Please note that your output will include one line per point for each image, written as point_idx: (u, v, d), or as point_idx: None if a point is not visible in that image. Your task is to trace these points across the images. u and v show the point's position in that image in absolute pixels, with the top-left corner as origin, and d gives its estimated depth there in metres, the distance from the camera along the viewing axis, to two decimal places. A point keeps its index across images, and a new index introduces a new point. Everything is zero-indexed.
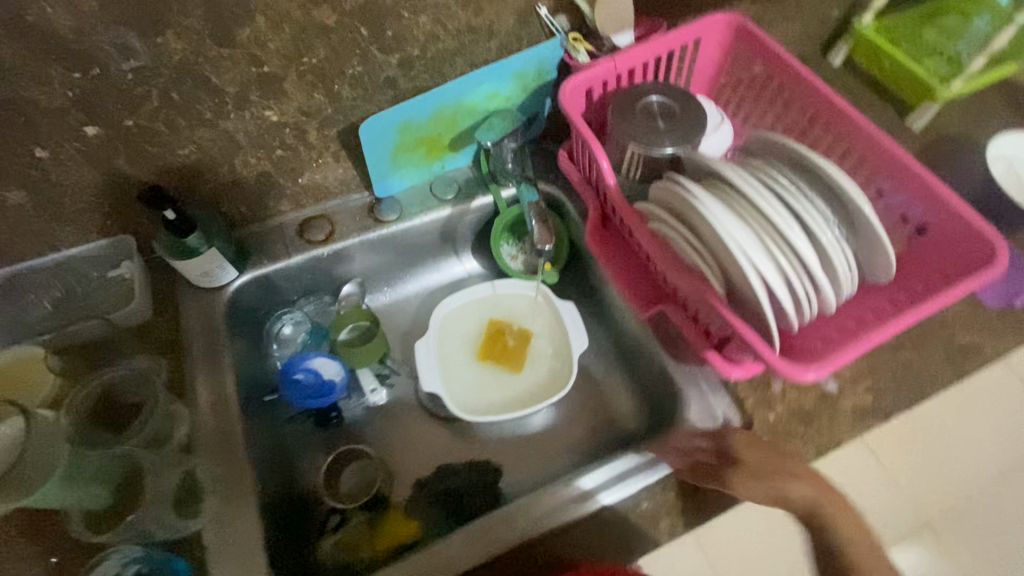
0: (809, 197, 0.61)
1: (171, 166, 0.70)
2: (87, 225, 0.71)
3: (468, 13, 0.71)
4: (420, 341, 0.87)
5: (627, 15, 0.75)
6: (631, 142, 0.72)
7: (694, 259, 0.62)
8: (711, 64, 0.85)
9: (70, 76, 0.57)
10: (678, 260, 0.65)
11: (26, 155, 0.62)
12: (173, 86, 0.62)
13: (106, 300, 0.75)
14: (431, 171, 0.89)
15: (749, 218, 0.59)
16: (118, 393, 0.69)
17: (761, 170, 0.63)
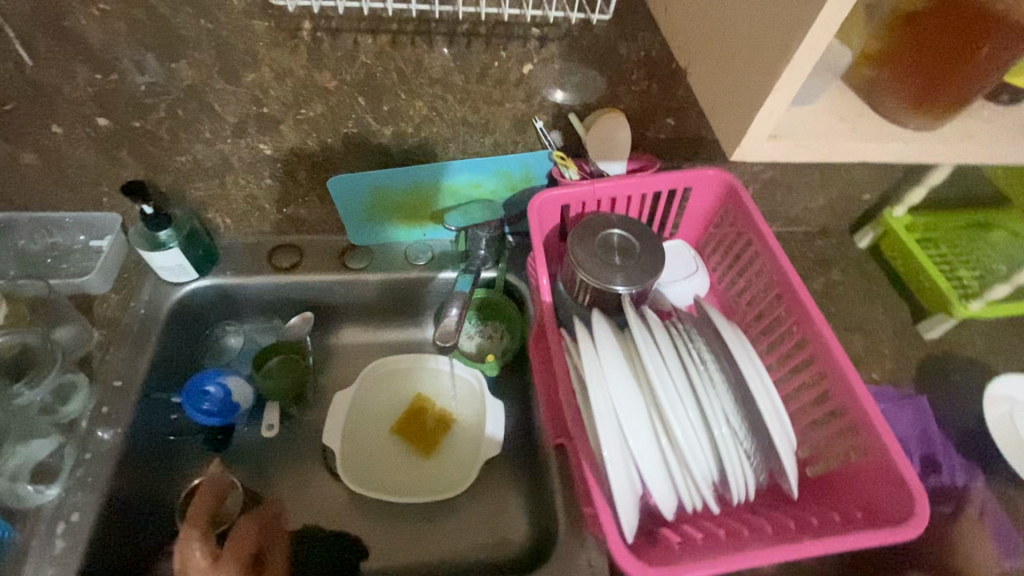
0: (716, 379, 0.57)
1: (167, 169, 0.77)
2: (83, 196, 0.79)
3: (465, 109, 0.75)
4: (342, 392, 0.88)
5: (619, 147, 0.78)
6: (579, 269, 0.71)
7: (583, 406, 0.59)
8: (703, 214, 0.84)
9: (92, 76, 0.65)
10: (574, 403, 0.61)
11: (44, 128, 0.70)
12: (179, 104, 0.69)
13: (77, 263, 0.82)
14: (410, 235, 0.92)
15: (642, 381, 0.56)
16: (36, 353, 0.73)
17: (679, 335, 0.60)
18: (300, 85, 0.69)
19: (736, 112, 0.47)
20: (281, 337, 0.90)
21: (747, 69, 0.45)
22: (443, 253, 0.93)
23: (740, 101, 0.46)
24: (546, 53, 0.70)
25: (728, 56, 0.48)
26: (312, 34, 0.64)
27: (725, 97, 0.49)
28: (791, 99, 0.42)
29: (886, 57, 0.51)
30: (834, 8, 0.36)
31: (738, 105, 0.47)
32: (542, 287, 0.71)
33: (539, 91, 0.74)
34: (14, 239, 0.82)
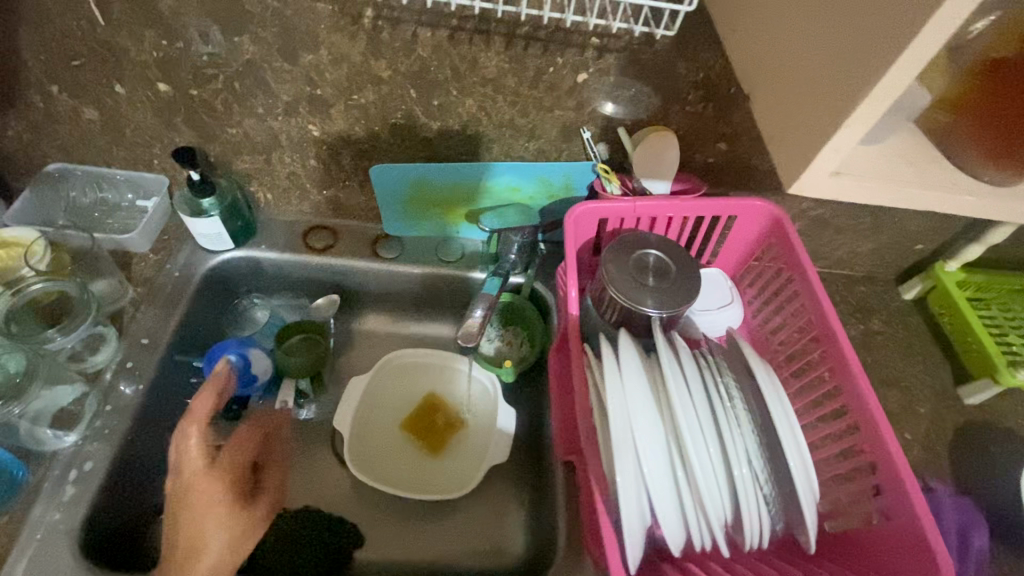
0: (741, 417, 0.55)
1: (217, 138, 0.78)
2: (136, 157, 0.82)
3: (514, 112, 0.75)
4: (357, 377, 0.88)
5: (666, 166, 0.77)
6: (610, 285, 0.70)
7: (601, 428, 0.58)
8: (745, 245, 0.81)
9: (159, 42, 0.67)
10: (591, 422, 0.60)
11: (108, 87, 0.72)
12: (237, 77, 0.71)
13: (122, 221, 0.85)
14: (444, 231, 0.92)
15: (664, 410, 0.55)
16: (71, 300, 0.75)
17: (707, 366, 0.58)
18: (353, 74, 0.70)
19: (801, 146, 0.47)
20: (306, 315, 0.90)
21: (815, 102, 0.45)
22: (474, 253, 0.93)
23: (806, 133, 0.46)
24: (603, 64, 0.68)
25: (794, 88, 0.47)
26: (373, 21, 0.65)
27: (788, 128, 0.48)
28: (861, 135, 0.42)
29: (965, 102, 0.49)
30: (915, 53, 0.36)
31: (803, 138, 0.47)
32: (571, 300, 0.69)
33: (590, 102, 0.73)
34: (64, 190, 0.85)
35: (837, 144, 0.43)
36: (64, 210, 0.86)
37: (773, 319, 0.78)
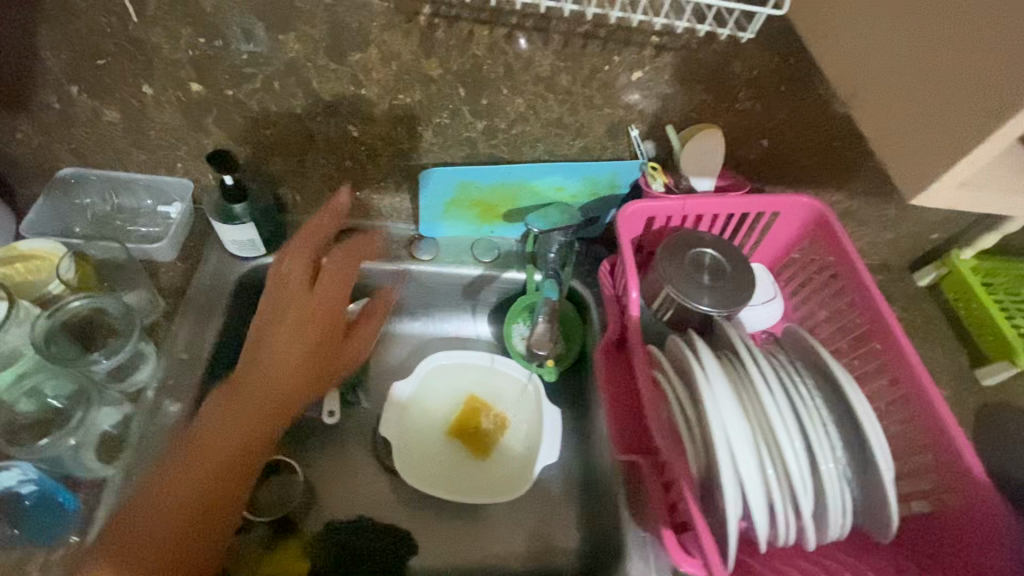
0: (823, 418, 0.57)
1: (249, 140, 0.74)
2: (158, 160, 0.77)
3: (563, 110, 0.73)
4: (400, 382, 0.87)
5: (712, 164, 0.77)
6: (667, 284, 0.70)
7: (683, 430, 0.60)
8: (785, 240, 0.82)
9: (196, 40, 0.63)
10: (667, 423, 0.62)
11: (134, 87, 0.68)
12: (277, 77, 0.67)
13: (146, 229, 0.80)
14: (479, 230, 0.91)
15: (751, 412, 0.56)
16: None
17: (784, 368, 0.60)
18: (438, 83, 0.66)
19: (928, 155, 0.43)
20: None
21: (936, 111, 0.42)
22: (508, 252, 0.92)
23: (925, 146, 0.43)
24: (659, 63, 0.68)
25: (914, 87, 0.44)
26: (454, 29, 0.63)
27: (908, 137, 0.45)
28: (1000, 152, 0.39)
29: None
30: None
31: (918, 152, 0.44)
32: (632, 301, 0.70)
33: (641, 100, 0.72)
34: (78, 198, 0.79)
35: (974, 161, 0.40)
36: (80, 220, 0.80)
37: (818, 314, 0.79)
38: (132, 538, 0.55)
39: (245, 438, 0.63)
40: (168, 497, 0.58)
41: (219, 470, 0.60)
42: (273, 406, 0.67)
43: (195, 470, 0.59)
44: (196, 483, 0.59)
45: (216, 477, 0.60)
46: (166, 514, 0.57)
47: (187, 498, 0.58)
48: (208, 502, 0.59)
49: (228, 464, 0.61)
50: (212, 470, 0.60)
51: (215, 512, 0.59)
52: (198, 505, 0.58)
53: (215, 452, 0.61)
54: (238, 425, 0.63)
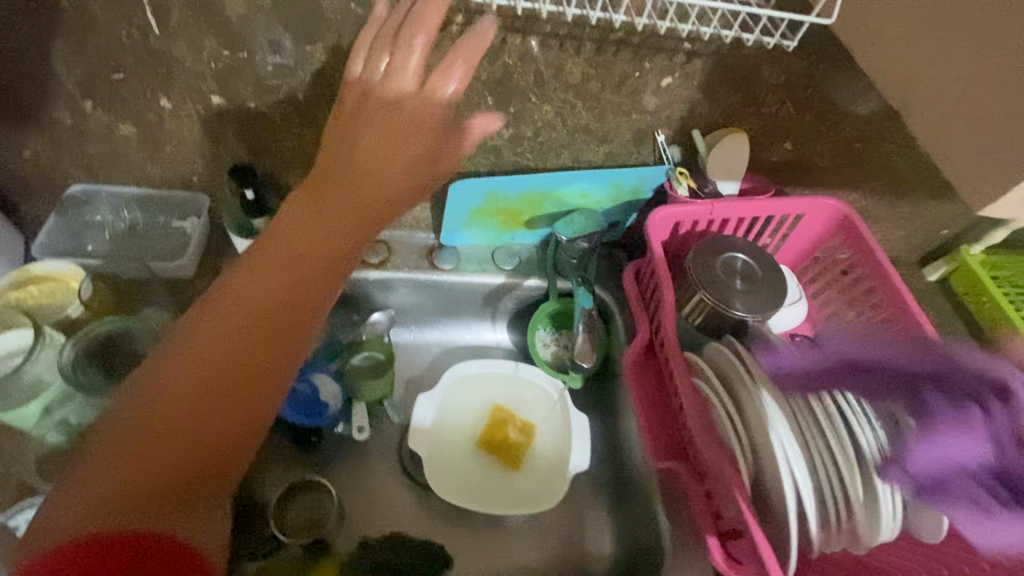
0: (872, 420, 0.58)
1: (271, 152, 0.72)
2: (173, 174, 0.75)
3: (591, 117, 0.73)
4: (426, 394, 0.86)
5: (737, 168, 0.77)
6: (701, 289, 0.70)
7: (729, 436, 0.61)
8: (807, 241, 0.83)
9: (220, 52, 0.61)
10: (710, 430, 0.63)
11: (152, 101, 0.65)
12: (302, 89, 0.65)
13: (163, 246, 0.78)
14: (499, 238, 0.90)
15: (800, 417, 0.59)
16: (125, 342, 0.65)
17: None
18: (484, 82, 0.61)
19: None
20: (362, 334, 0.84)
21: None
22: (528, 258, 0.91)
23: None
24: (689, 69, 0.68)
25: None
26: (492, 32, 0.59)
27: None
28: None
29: None
30: None
31: None
32: (668, 307, 0.70)
33: (668, 106, 0.72)
34: (89, 215, 0.75)
35: None
36: (90, 237, 0.76)
37: (844, 313, 0.80)
38: (109, 452, 0.46)
39: (236, 347, 0.50)
40: (147, 407, 0.47)
41: (206, 383, 0.48)
42: (266, 313, 0.52)
43: (177, 380, 0.48)
44: (179, 395, 0.48)
45: (205, 392, 0.48)
46: (140, 427, 0.46)
47: (165, 414, 0.47)
48: (189, 422, 0.47)
49: (216, 376, 0.49)
50: (197, 382, 0.48)
51: (203, 438, 0.47)
52: (176, 424, 0.47)
53: (199, 360, 0.49)
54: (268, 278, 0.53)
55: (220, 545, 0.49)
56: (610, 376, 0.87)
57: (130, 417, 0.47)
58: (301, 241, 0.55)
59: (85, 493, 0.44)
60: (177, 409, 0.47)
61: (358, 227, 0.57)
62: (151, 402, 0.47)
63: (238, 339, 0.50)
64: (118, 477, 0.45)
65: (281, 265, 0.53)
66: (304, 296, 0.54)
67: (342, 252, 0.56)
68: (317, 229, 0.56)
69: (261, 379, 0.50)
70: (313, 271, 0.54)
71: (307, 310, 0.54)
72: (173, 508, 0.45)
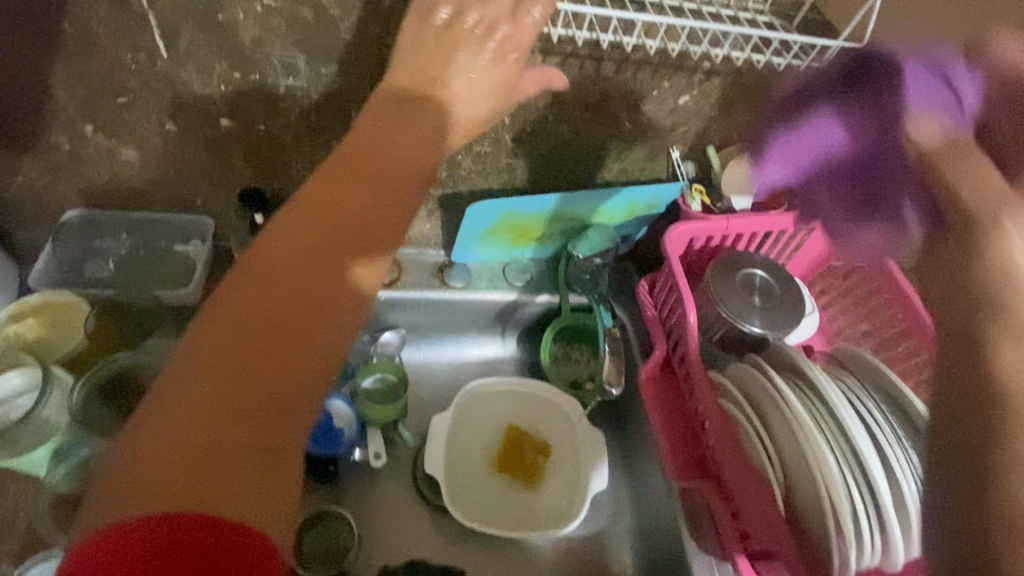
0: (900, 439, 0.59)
1: (279, 174, 0.70)
2: (177, 197, 0.72)
3: (606, 134, 0.72)
4: (440, 415, 0.84)
5: (750, 183, 0.77)
6: (721, 306, 0.70)
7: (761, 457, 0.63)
8: (818, 254, 0.84)
9: (231, 74, 0.59)
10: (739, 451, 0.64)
11: (157, 125, 0.63)
12: (315, 110, 0.63)
13: (168, 272, 0.74)
14: (510, 254, 0.89)
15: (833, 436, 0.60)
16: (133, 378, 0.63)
17: (853, 390, 0.63)
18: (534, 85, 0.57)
19: None
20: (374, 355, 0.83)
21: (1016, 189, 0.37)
22: (539, 274, 0.90)
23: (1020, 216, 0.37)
24: (706, 87, 0.67)
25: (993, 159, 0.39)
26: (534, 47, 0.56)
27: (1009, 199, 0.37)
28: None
29: None
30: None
31: None
32: (690, 326, 0.71)
33: (684, 123, 0.72)
34: (91, 242, 0.72)
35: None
36: (93, 266, 0.73)
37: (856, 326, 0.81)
38: (179, 380, 0.39)
39: (310, 263, 0.44)
40: (216, 331, 0.41)
41: (280, 301, 0.42)
42: (339, 230, 0.46)
43: (250, 299, 0.42)
44: (253, 314, 0.41)
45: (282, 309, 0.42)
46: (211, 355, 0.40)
47: (234, 336, 0.40)
48: (265, 345, 0.41)
49: (291, 291, 0.43)
50: (273, 300, 0.42)
51: (274, 364, 0.40)
52: (249, 348, 0.40)
53: (274, 278, 0.43)
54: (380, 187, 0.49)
55: (292, 505, 0.39)
56: (626, 391, 0.86)
57: (196, 348, 0.40)
58: (371, 156, 0.50)
59: (179, 414, 0.37)
60: (250, 331, 0.41)
61: (428, 143, 0.52)
62: (219, 328, 0.41)
63: (312, 255, 0.45)
64: (189, 406, 0.38)
65: (349, 180, 0.48)
66: (378, 214, 0.48)
67: (416, 166, 0.51)
68: (387, 142, 0.51)
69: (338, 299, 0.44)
70: (385, 187, 0.49)
71: (381, 228, 0.48)
72: (242, 445, 0.37)
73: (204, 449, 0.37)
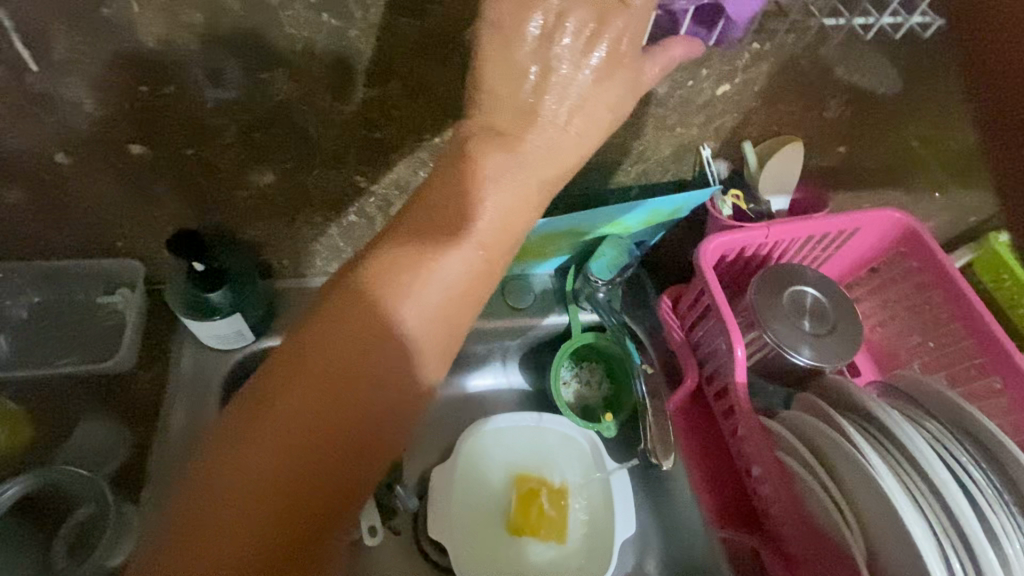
0: (1008, 506, 0.48)
1: (222, 206, 0.55)
2: (91, 241, 0.56)
3: (627, 134, 0.59)
4: (441, 469, 0.74)
5: (791, 182, 0.66)
6: (767, 333, 0.60)
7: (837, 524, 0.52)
8: (862, 254, 0.73)
9: (135, 88, 0.43)
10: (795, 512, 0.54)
11: (43, 157, 0.47)
12: (259, 127, 0.48)
13: (90, 334, 0.59)
14: (510, 271, 0.76)
15: (925, 503, 0.49)
16: (53, 494, 0.52)
17: (941, 440, 0.52)
18: (618, 87, 0.41)
19: None
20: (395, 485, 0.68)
21: None
22: (545, 292, 0.78)
23: None
24: (752, 72, 0.55)
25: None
26: (621, 45, 0.40)
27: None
28: None
29: None
30: None
31: None
32: (738, 362, 0.59)
33: (720, 116, 0.59)
34: None
35: None
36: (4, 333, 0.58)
37: (907, 337, 0.72)
38: (216, 481, 0.37)
39: (368, 369, 0.39)
40: (262, 436, 0.37)
41: (333, 414, 0.38)
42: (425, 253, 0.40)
43: (298, 406, 0.38)
44: (304, 425, 0.37)
45: (323, 419, 0.38)
46: (252, 466, 0.37)
47: (296, 402, 0.38)
48: (311, 466, 0.37)
49: (343, 396, 0.38)
50: (320, 411, 0.38)
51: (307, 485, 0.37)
52: (290, 468, 0.37)
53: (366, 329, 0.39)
54: (462, 216, 0.41)
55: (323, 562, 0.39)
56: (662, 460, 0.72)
57: (238, 447, 0.37)
58: (431, 210, 0.41)
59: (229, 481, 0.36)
60: (297, 446, 0.37)
61: (516, 201, 0.42)
62: (262, 429, 0.37)
63: (369, 356, 0.39)
64: (224, 518, 0.36)
65: (434, 230, 0.41)
66: (442, 300, 0.41)
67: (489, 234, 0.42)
68: (454, 191, 0.41)
69: (390, 412, 0.40)
70: (448, 258, 0.40)
71: (444, 313, 0.41)
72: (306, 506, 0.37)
73: (232, 571, 0.36)
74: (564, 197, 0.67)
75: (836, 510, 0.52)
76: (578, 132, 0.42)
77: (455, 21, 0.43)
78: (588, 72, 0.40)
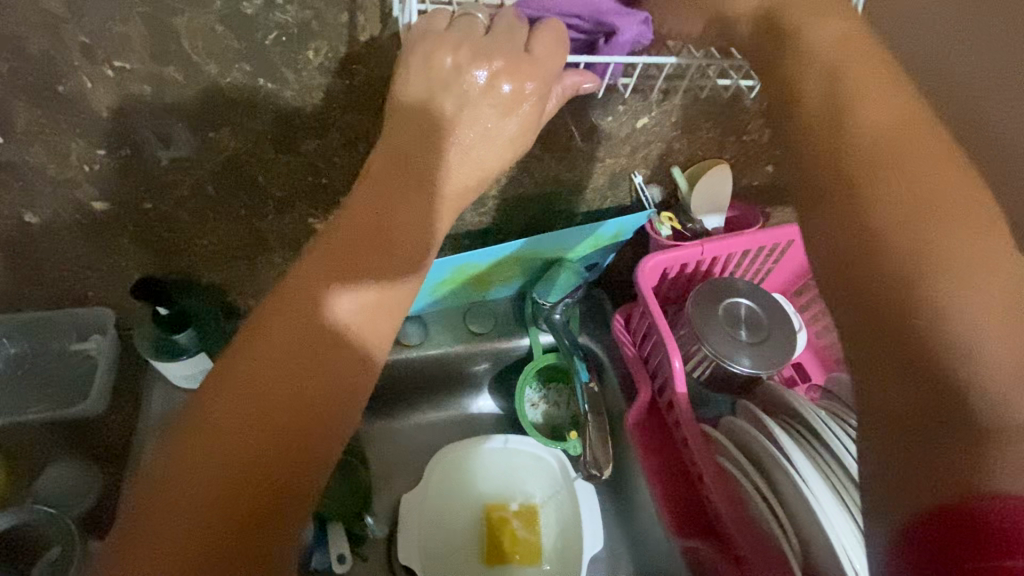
0: None
1: (184, 254, 0.60)
2: (62, 292, 0.60)
3: (561, 167, 0.64)
4: (409, 495, 0.75)
5: (722, 201, 0.71)
6: (704, 345, 0.63)
7: (771, 523, 0.55)
8: (801, 264, 0.77)
9: (93, 152, 0.47)
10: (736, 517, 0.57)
11: (14, 219, 0.51)
12: (211, 180, 0.53)
13: (65, 380, 0.62)
14: (470, 299, 0.80)
15: (848, 498, 0.52)
16: (26, 534, 0.55)
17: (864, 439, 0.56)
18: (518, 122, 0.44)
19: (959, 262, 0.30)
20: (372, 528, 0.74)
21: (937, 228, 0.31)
22: (505, 317, 0.82)
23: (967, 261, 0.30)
24: (667, 106, 0.60)
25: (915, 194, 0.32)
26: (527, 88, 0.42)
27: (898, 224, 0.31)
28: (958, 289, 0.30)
29: None
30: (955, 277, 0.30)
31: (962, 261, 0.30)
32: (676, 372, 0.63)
33: (645, 146, 0.64)
34: None
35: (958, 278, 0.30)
36: None
37: None
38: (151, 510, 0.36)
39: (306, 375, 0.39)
40: (181, 492, 0.36)
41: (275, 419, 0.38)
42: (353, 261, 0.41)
43: (234, 420, 0.37)
44: (238, 436, 0.37)
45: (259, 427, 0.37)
46: (185, 488, 0.36)
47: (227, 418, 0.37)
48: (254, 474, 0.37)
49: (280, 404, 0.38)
50: (255, 445, 0.37)
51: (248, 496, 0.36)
52: (229, 485, 0.36)
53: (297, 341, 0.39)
54: (393, 221, 0.42)
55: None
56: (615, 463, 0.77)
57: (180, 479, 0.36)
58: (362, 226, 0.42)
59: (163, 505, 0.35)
60: (228, 486, 0.36)
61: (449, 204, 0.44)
62: (197, 450, 0.37)
63: (293, 388, 0.39)
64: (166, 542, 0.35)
65: (369, 243, 0.42)
66: (372, 306, 0.42)
67: (409, 255, 0.43)
68: (390, 205, 0.42)
69: (313, 449, 0.39)
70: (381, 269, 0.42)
71: (376, 322, 0.42)
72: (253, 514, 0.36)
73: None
74: (512, 226, 0.71)
75: (771, 514, 0.56)
76: (486, 156, 0.44)
77: (381, 79, 0.48)
78: (492, 108, 0.43)
